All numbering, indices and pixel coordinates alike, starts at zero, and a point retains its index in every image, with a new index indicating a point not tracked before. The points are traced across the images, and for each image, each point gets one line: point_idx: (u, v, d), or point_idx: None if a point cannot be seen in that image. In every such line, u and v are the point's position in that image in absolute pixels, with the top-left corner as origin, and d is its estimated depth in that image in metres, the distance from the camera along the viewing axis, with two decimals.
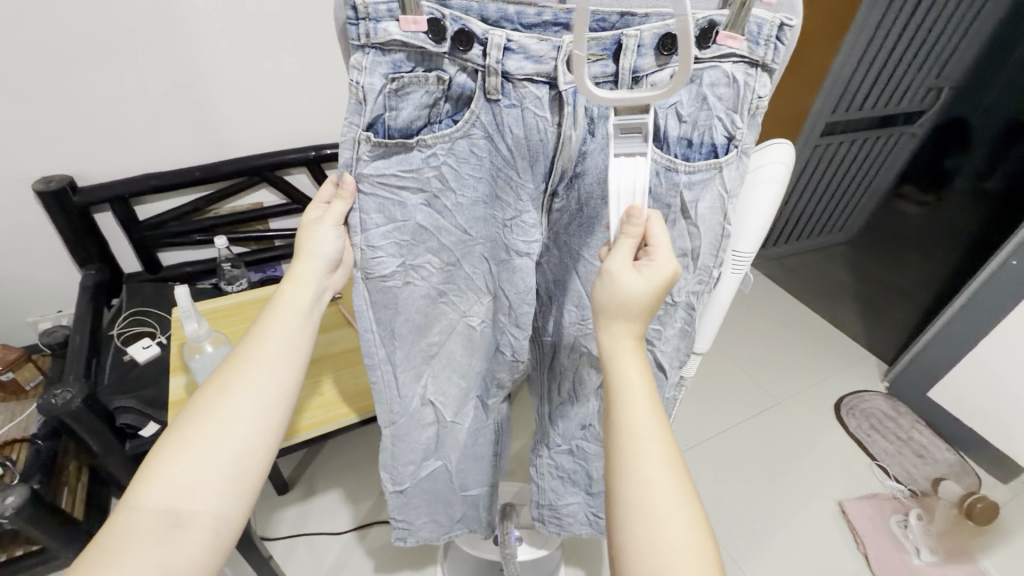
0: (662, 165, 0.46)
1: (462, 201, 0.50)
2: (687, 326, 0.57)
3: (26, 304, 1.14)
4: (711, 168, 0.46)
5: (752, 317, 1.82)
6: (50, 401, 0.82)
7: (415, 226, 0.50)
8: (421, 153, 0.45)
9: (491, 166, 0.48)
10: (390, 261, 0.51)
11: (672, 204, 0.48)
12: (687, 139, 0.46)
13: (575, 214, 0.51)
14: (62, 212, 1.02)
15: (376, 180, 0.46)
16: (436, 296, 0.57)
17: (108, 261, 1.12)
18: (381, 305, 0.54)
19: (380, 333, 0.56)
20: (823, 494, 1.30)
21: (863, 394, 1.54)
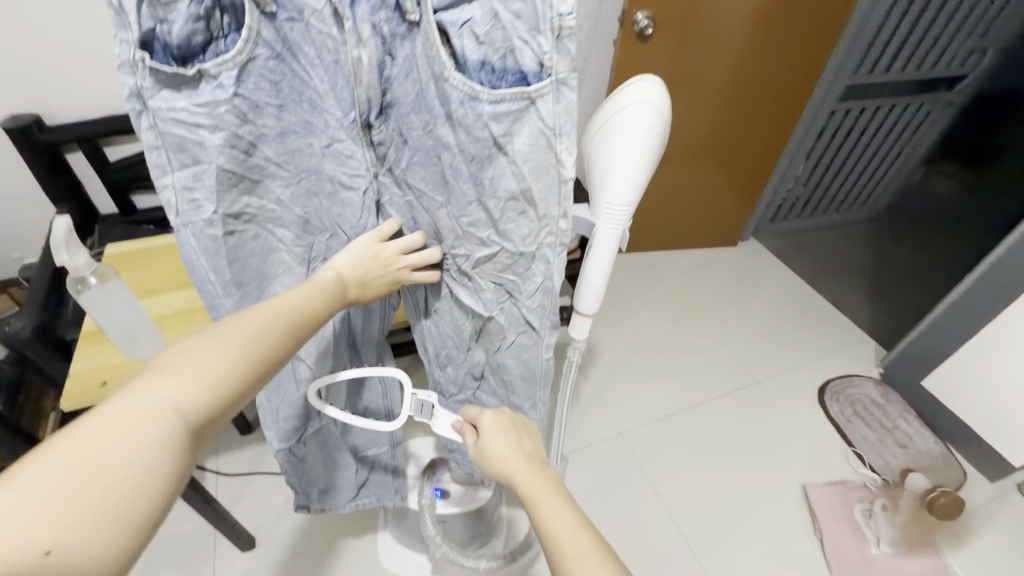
0: (464, 94, 0.41)
1: (264, 132, 0.49)
2: (547, 282, 0.53)
3: (8, 240, 1.18)
4: (520, 100, 0.40)
5: (748, 292, 1.74)
6: (1, 328, 0.88)
7: (220, 170, 0.48)
8: (210, 86, 0.43)
9: (294, 93, 0.49)
10: (207, 206, 0.50)
11: (483, 138, 0.44)
12: (488, 64, 0.40)
13: (397, 145, 0.53)
14: (31, 149, 1.04)
15: (166, 116, 0.43)
16: (278, 241, 0.58)
17: (81, 201, 1.16)
18: (212, 253, 0.53)
19: (221, 283, 0.55)
20: (788, 477, 1.25)
21: (852, 378, 1.46)
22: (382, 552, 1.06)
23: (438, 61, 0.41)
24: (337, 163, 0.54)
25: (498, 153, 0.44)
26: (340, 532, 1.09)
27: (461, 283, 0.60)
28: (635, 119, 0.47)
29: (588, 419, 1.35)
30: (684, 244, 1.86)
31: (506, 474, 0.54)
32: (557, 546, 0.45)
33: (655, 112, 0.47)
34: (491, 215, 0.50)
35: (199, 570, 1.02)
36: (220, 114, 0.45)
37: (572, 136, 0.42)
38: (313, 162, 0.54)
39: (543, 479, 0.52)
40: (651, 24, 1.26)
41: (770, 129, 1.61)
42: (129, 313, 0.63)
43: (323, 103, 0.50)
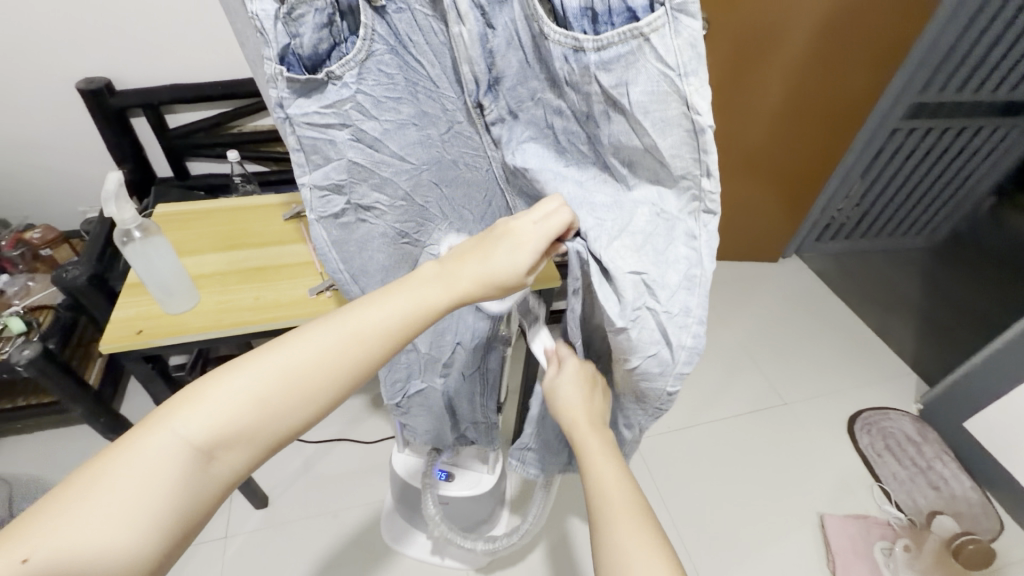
0: (568, 48, 0.42)
1: (386, 126, 0.53)
2: (694, 270, 0.46)
3: (73, 194, 1.27)
4: (629, 38, 0.39)
5: (784, 310, 1.67)
6: (62, 274, 0.96)
7: (349, 164, 0.53)
8: (336, 87, 0.48)
9: (411, 87, 0.53)
10: (337, 200, 0.55)
11: (592, 92, 0.44)
12: (591, 12, 0.41)
13: (508, 122, 0.55)
14: (100, 110, 1.11)
15: (301, 121, 0.48)
16: (393, 231, 0.61)
17: (141, 162, 1.23)
18: (338, 245, 0.59)
19: (348, 273, 0.61)
20: (805, 504, 1.21)
21: (887, 412, 1.39)
22: (384, 526, 1.08)
23: (535, 20, 0.44)
24: (457, 145, 0.59)
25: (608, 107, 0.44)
26: (348, 501, 1.13)
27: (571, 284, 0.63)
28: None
29: None
30: (720, 256, 1.82)
31: (569, 421, 0.57)
32: (598, 505, 0.49)
33: None
34: (615, 176, 0.49)
35: (214, 519, 1.08)
36: (344, 111, 0.49)
37: (699, 76, 0.39)
38: (434, 150, 0.58)
39: (602, 441, 0.55)
40: (706, 25, 1.24)
41: (827, 144, 1.54)
42: (170, 267, 0.66)
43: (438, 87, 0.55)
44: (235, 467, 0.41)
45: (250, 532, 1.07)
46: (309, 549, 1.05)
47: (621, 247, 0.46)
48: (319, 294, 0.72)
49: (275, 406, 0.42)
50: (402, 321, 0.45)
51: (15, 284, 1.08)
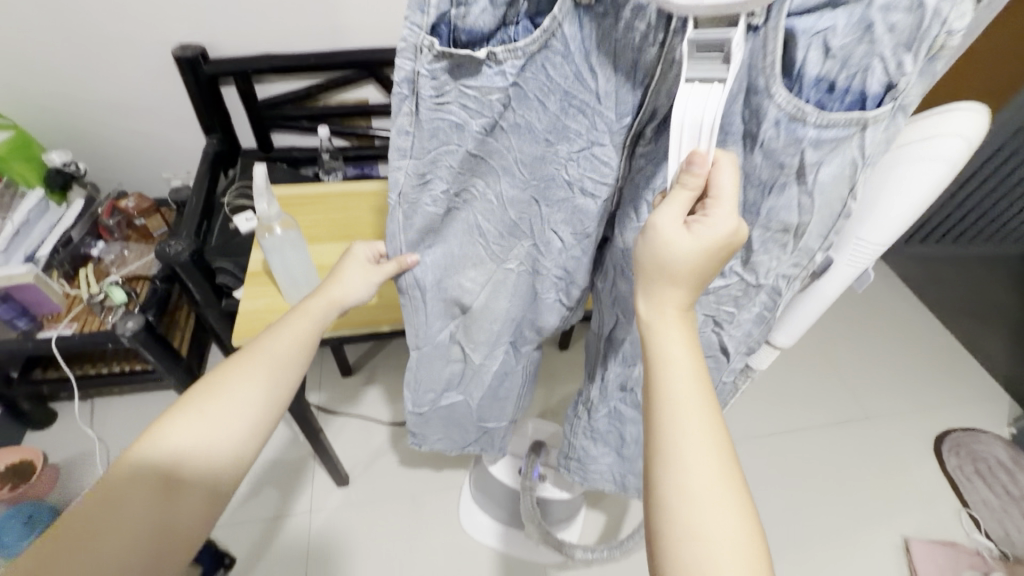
0: (785, 114, 0.31)
1: (521, 122, 0.39)
2: (766, 312, 0.45)
3: (159, 161, 1.26)
4: (851, 126, 0.31)
5: (868, 316, 1.58)
6: (164, 248, 0.95)
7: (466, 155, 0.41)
8: (490, 71, 0.35)
9: (563, 95, 0.36)
10: (437, 185, 0.44)
11: (785, 164, 0.34)
12: (828, 82, 0.30)
13: (661, 162, 0.39)
14: (193, 78, 1.08)
15: (430, 103, 0.37)
16: (477, 229, 0.49)
17: (228, 132, 1.20)
18: (421, 229, 0.48)
19: (409, 239, 0.49)
20: (889, 525, 1.17)
21: (979, 434, 1.32)
22: (464, 514, 1.08)
23: (764, 72, 0.30)
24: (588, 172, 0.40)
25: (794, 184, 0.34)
26: (427, 485, 1.13)
27: None
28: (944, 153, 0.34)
29: None
30: None
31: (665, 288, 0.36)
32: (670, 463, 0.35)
33: (966, 150, 0.34)
34: (746, 245, 0.40)
35: (299, 493, 1.10)
36: (488, 101, 0.37)
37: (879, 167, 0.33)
38: (551, 165, 0.41)
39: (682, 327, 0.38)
40: None
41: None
42: (300, 262, 0.64)
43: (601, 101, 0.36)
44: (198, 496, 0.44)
45: (335, 508, 1.09)
46: (392, 530, 1.07)
47: (706, 296, 0.45)
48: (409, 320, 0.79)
49: (222, 412, 0.46)
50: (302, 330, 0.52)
51: (111, 252, 1.10)
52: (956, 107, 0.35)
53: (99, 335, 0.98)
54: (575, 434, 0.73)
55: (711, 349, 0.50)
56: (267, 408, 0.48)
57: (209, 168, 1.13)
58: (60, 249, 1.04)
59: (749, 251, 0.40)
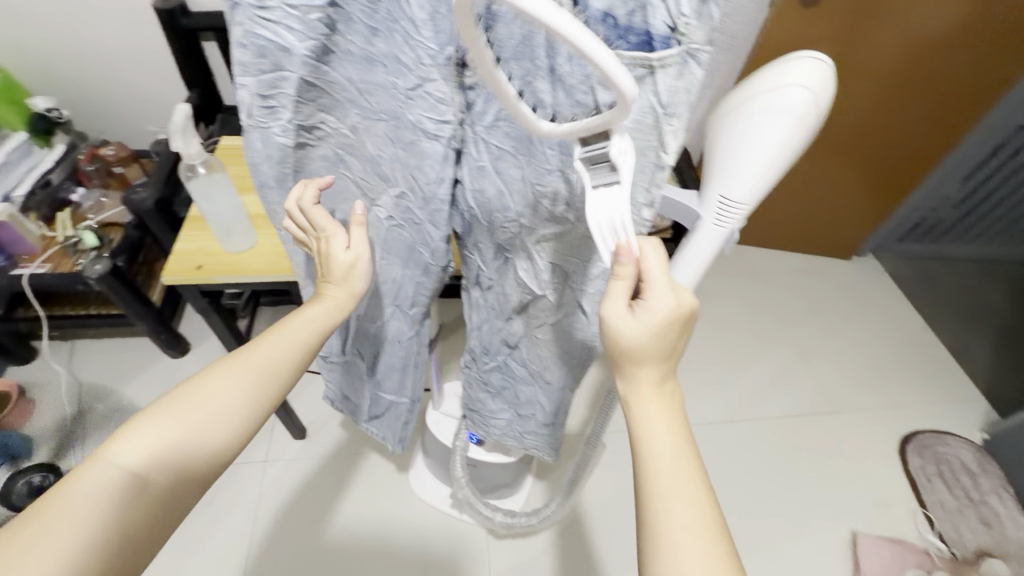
0: (571, 50, 0.32)
1: (351, 49, 0.39)
2: (608, 271, 0.47)
3: (145, 114, 1.28)
4: (640, 67, 0.31)
5: (853, 313, 1.55)
6: (130, 195, 0.98)
7: (302, 83, 0.40)
8: None
9: (388, 18, 0.36)
10: (284, 114, 0.42)
11: (584, 104, 0.34)
12: (614, 18, 0.29)
13: (488, 96, 0.39)
14: (173, 32, 1.10)
15: (257, 15, 0.35)
16: (336, 160, 0.49)
17: (209, 89, 1.21)
18: (277, 161, 0.46)
19: (279, 184, 0.49)
20: (839, 518, 1.16)
21: (947, 437, 1.29)
22: (413, 476, 1.10)
23: None
24: (423, 108, 0.40)
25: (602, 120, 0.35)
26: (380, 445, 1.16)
27: (523, 252, 0.50)
28: (787, 103, 0.34)
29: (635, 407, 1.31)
30: (799, 247, 1.65)
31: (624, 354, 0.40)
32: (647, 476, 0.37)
33: (807, 100, 0.34)
34: (571, 189, 0.41)
35: (255, 443, 1.14)
36: (311, 21, 0.36)
37: (684, 118, 0.33)
38: (396, 103, 0.41)
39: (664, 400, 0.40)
40: None
41: (923, 144, 1.34)
42: (227, 206, 0.66)
43: (416, 28, 0.35)
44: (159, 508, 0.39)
45: (289, 460, 1.13)
46: (342, 484, 1.10)
47: (553, 232, 0.46)
48: None
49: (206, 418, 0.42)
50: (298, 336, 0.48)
51: (88, 199, 1.14)
52: (799, 56, 0.35)
53: (68, 277, 1.02)
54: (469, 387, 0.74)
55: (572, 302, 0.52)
56: (247, 429, 0.43)
57: None
58: (37, 191, 1.08)
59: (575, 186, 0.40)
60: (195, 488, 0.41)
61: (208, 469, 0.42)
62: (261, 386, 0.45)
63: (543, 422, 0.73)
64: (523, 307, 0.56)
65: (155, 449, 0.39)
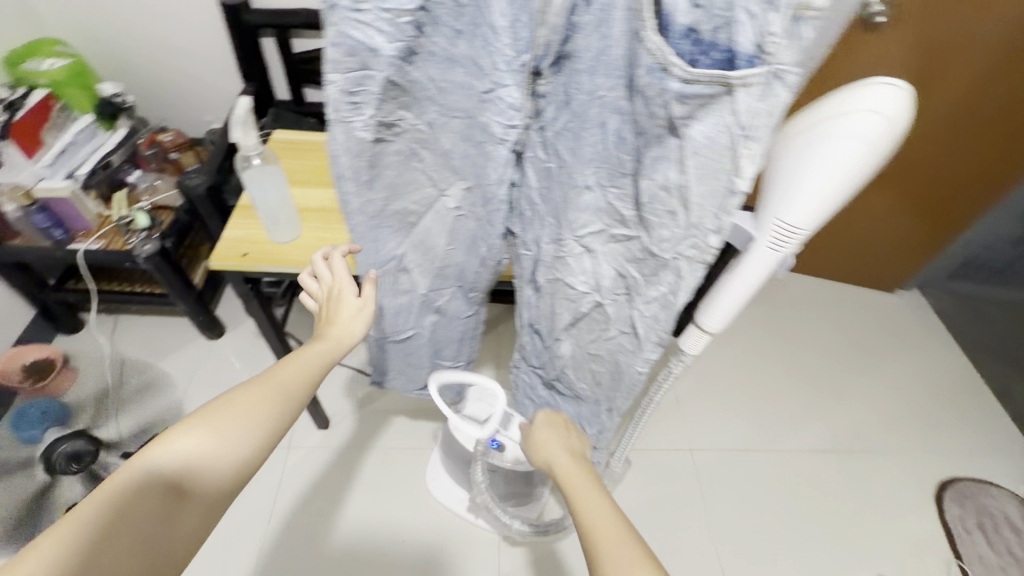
0: (656, 63, 0.29)
1: (434, 49, 0.36)
2: (670, 295, 0.41)
3: (202, 104, 1.34)
4: (716, 85, 0.28)
5: (895, 348, 1.48)
6: (185, 179, 1.02)
7: (385, 82, 0.36)
8: None
9: (472, 24, 0.34)
10: (366, 112, 0.38)
11: (657, 116, 0.32)
12: (697, 33, 0.28)
13: (560, 104, 0.37)
14: (237, 27, 1.15)
15: (349, 16, 0.32)
16: (409, 153, 0.44)
17: (265, 83, 1.26)
18: (355, 154, 0.41)
19: (356, 181, 0.43)
20: (866, 561, 1.11)
21: (989, 487, 1.23)
22: (429, 475, 1.11)
23: (638, 14, 0.29)
24: (497, 116, 0.38)
25: (670, 137, 0.32)
26: (401, 441, 1.17)
27: (576, 268, 0.44)
28: (859, 131, 0.32)
29: (658, 425, 1.29)
30: (835, 275, 1.60)
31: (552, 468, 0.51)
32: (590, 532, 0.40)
33: (887, 127, 0.32)
34: (637, 198, 0.37)
35: None
36: (401, 24, 0.33)
37: (764, 141, 0.30)
38: (469, 107, 0.39)
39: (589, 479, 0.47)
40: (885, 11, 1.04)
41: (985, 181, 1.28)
42: (275, 195, 0.68)
43: (496, 36, 0.33)
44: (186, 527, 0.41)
45: (311, 448, 1.15)
46: (360, 476, 1.12)
47: (615, 244, 0.41)
48: None
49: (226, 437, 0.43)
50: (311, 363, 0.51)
51: (145, 181, 1.20)
52: (880, 83, 0.33)
53: (118, 255, 1.07)
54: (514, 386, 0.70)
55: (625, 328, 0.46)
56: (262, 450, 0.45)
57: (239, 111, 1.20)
58: (99, 171, 1.12)
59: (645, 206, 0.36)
60: (192, 530, 0.42)
61: (207, 510, 0.43)
62: (278, 405, 0.46)
63: (586, 443, 0.67)
64: (573, 326, 0.49)
65: (154, 485, 0.41)
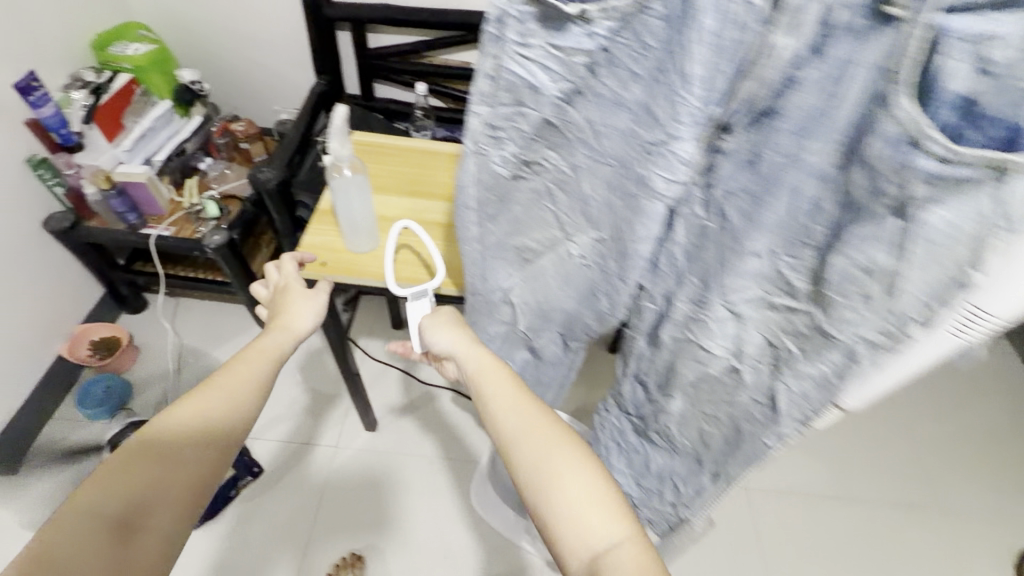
0: (902, 133, 0.24)
1: (601, 93, 0.34)
2: (833, 379, 0.35)
3: (273, 94, 1.34)
4: (985, 168, 0.23)
5: None
6: (256, 173, 1.02)
7: (538, 121, 0.37)
8: (577, 30, 0.32)
9: (657, 69, 0.31)
10: (506, 147, 0.39)
11: (884, 193, 0.27)
12: (972, 105, 0.23)
13: (744, 163, 0.32)
14: (314, 19, 1.14)
15: (514, 53, 0.33)
16: (542, 194, 0.43)
17: (337, 76, 1.25)
18: (486, 188, 0.43)
19: (477, 214, 0.45)
20: None
21: None
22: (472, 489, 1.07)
23: (890, 77, 0.24)
24: (658, 167, 0.33)
25: (892, 219, 0.27)
26: (448, 452, 1.14)
27: (716, 332, 0.40)
28: None
29: None
30: None
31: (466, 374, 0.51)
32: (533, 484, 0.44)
33: None
34: (820, 271, 0.32)
35: (329, 428, 1.16)
36: (572, 64, 0.34)
37: None
38: (630, 154, 0.36)
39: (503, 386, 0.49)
40: None
41: None
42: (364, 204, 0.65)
43: (690, 87, 0.29)
44: (153, 535, 0.43)
45: (358, 449, 1.13)
46: (404, 482, 1.10)
47: (771, 313, 0.37)
48: None
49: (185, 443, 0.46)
50: (264, 353, 0.53)
51: (215, 168, 1.20)
52: None
53: (188, 243, 1.08)
54: (603, 428, 0.68)
55: (757, 400, 0.42)
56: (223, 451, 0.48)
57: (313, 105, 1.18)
58: (173, 158, 1.15)
59: (822, 278, 0.32)
60: (158, 543, 0.43)
61: (174, 520, 0.44)
62: (232, 407, 0.49)
63: (665, 501, 0.64)
64: (693, 384, 0.47)
65: (109, 514, 0.42)
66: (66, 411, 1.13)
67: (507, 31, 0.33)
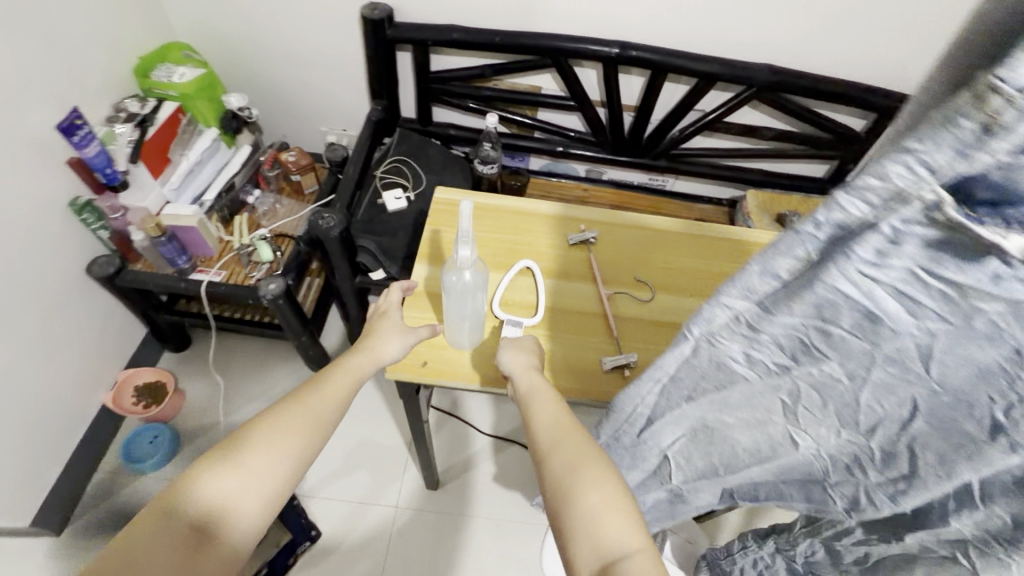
0: None
1: (970, 332, 0.26)
2: None
3: (321, 114, 1.24)
4: None
5: None
6: (318, 220, 0.92)
7: (834, 333, 0.30)
8: (979, 266, 0.24)
9: None
10: (768, 345, 0.33)
11: None
12: None
13: None
14: (375, 41, 1.03)
15: (855, 271, 0.27)
16: (787, 392, 0.34)
17: (394, 100, 1.15)
18: (712, 371, 0.37)
19: (678, 387, 0.40)
20: None
21: None
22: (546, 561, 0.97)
23: None
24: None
25: None
26: (513, 515, 1.06)
27: None
28: None
29: None
30: None
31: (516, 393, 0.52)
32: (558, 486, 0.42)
33: None
34: None
35: (387, 485, 1.08)
36: (951, 301, 0.25)
37: None
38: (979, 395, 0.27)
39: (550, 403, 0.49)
40: None
41: None
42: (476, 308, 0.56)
43: None
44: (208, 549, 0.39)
45: (418, 510, 1.06)
46: (470, 548, 1.02)
47: None
48: (615, 368, 0.61)
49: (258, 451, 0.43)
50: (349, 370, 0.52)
51: (264, 203, 1.12)
52: None
53: (243, 290, 0.98)
54: None
55: None
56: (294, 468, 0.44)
57: (370, 136, 1.11)
58: (223, 194, 1.06)
59: None
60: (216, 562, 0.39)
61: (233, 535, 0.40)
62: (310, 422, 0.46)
63: None
64: None
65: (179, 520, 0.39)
66: (111, 463, 1.06)
67: (860, 244, 0.26)
